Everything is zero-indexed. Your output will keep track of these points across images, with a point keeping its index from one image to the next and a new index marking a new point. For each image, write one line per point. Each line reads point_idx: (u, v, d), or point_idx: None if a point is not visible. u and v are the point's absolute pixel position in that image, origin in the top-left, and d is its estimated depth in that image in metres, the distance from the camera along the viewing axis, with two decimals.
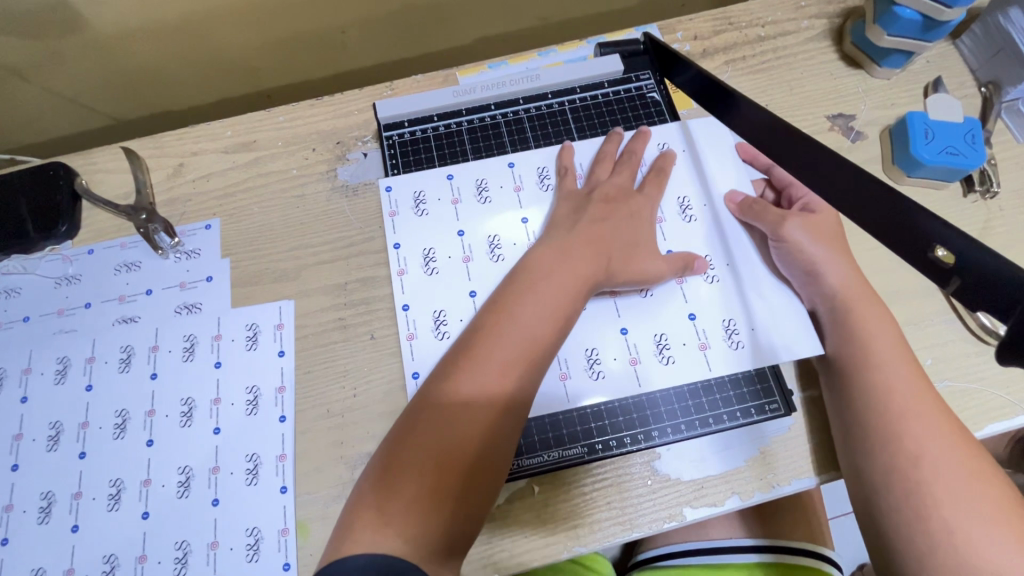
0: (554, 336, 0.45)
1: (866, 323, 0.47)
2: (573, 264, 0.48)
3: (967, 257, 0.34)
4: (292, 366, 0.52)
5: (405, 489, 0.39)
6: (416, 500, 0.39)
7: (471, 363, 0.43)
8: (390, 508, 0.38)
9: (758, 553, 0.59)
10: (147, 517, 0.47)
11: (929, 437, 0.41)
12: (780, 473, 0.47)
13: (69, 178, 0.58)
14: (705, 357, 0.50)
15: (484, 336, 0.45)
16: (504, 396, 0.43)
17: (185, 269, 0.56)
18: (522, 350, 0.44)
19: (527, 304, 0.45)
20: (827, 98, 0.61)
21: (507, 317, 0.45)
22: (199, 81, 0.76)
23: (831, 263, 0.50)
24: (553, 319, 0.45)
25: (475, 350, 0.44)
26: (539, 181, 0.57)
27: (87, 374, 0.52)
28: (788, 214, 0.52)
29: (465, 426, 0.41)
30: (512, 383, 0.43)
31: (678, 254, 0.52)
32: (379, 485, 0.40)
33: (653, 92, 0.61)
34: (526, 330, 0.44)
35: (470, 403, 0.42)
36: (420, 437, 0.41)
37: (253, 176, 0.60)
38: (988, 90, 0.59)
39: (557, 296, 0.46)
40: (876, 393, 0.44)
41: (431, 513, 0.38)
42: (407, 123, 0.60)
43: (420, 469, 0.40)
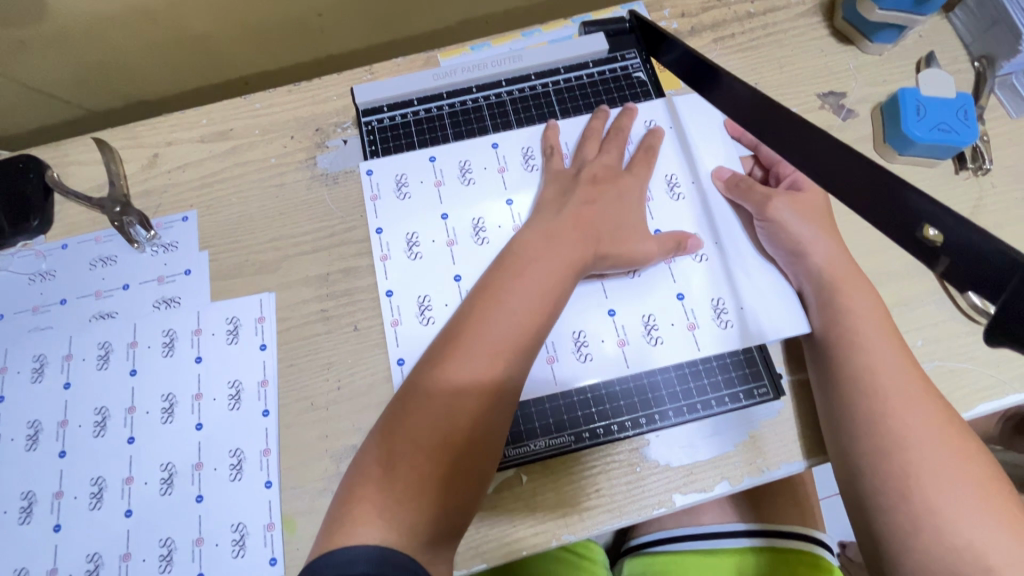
0: (543, 322, 0.44)
1: (858, 303, 0.46)
2: (561, 248, 0.47)
3: (957, 237, 0.33)
4: (274, 359, 0.51)
5: (392, 480, 0.38)
6: (407, 493, 0.38)
7: (459, 351, 0.42)
8: (377, 500, 0.38)
9: (750, 538, 0.59)
10: (130, 514, 0.47)
11: (919, 417, 0.41)
12: (770, 457, 0.47)
13: (40, 171, 0.57)
14: (694, 337, 0.49)
15: (473, 323, 0.43)
16: (494, 385, 0.42)
17: (163, 262, 0.55)
18: (513, 338, 0.43)
19: (517, 291, 0.44)
20: (818, 75, 0.60)
21: (496, 303, 0.44)
22: (174, 68, 0.74)
23: (818, 242, 0.49)
24: (544, 305, 0.44)
25: (464, 339, 0.43)
26: (524, 162, 0.56)
27: (64, 372, 0.51)
28: (776, 193, 0.51)
29: (455, 416, 0.40)
30: (502, 371, 0.42)
31: (670, 234, 0.51)
32: (368, 478, 0.39)
33: (639, 72, 0.59)
34: (516, 317, 0.43)
35: (460, 392, 0.41)
36: (405, 428, 0.40)
37: (231, 165, 0.58)
38: (981, 65, 0.58)
39: (546, 282, 0.45)
40: (868, 373, 0.43)
41: (422, 506, 0.38)
42: (386, 108, 0.59)
43: (410, 461, 0.39)
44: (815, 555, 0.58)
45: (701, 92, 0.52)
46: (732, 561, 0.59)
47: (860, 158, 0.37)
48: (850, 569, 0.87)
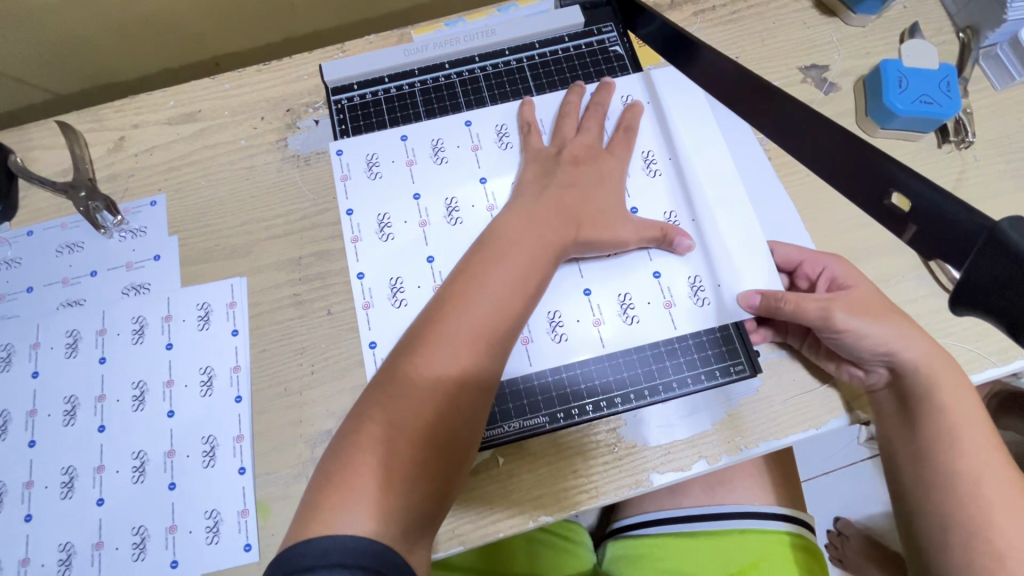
0: (526, 306, 0.44)
1: (946, 384, 0.43)
2: (537, 229, 0.46)
3: (917, 202, 0.34)
4: (246, 344, 0.50)
5: (379, 467, 0.37)
6: (389, 480, 0.37)
7: (441, 334, 0.41)
8: (362, 486, 0.36)
9: (785, 521, 0.59)
10: (102, 503, 0.46)
11: (990, 466, 0.41)
12: (748, 435, 0.46)
13: (1, 156, 0.55)
14: (670, 315, 0.49)
15: (455, 306, 0.42)
16: (477, 370, 0.41)
17: (131, 247, 0.53)
18: (496, 322, 0.42)
19: (501, 274, 0.44)
20: (800, 48, 0.58)
21: (479, 286, 0.43)
22: (143, 46, 0.72)
23: (902, 339, 0.43)
24: (524, 289, 0.44)
25: (446, 322, 0.42)
26: (498, 140, 0.54)
27: (32, 360, 0.50)
28: (829, 299, 0.44)
29: (439, 403, 0.40)
30: (485, 356, 0.42)
31: (657, 222, 0.49)
32: (348, 465, 0.37)
33: (616, 46, 0.58)
34: (499, 300, 0.43)
35: (442, 377, 0.40)
36: (388, 413, 0.39)
37: (199, 148, 0.56)
38: (966, 35, 0.57)
39: (529, 264, 0.45)
40: (948, 436, 0.42)
41: (404, 492, 0.37)
42: (356, 86, 0.57)
43: (393, 448, 0.38)
44: (807, 539, 0.59)
45: (680, 65, 0.52)
46: (728, 542, 0.58)
47: (828, 124, 0.40)
48: (838, 546, 0.89)
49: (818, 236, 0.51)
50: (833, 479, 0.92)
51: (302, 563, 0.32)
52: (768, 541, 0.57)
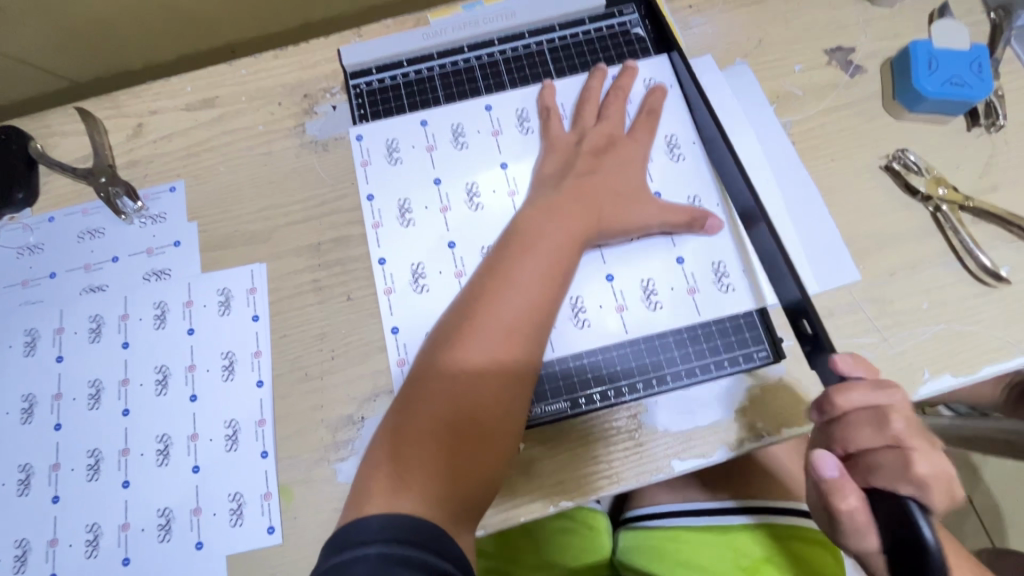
0: (554, 293, 0.44)
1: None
2: (566, 218, 0.46)
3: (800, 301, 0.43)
4: (267, 329, 0.50)
5: (414, 455, 0.38)
6: (425, 467, 0.38)
7: (474, 325, 0.42)
8: (399, 472, 0.38)
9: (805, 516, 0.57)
10: (127, 486, 0.47)
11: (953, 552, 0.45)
12: (772, 423, 0.46)
13: (22, 142, 0.55)
14: (694, 301, 0.48)
15: (484, 297, 0.43)
16: (511, 359, 0.41)
17: (151, 234, 0.54)
18: (523, 309, 0.42)
19: (527, 264, 0.44)
20: (825, 30, 0.57)
21: (509, 278, 0.43)
22: (161, 35, 0.72)
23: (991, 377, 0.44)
24: (554, 279, 0.44)
25: (476, 312, 0.42)
26: (519, 125, 0.54)
27: (56, 345, 0.51)
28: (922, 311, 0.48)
29: (473, 393, 0.40)
30: (518, 345, 0.42)
31: (685, 209, 0.49)
32: (387, 453, 0.39)
33: (637, 28, 0.57)
34: (529, 291, 0.43)
35: (477, 366, 0.41)
36: (421, 404, 0.40)
37: (217, 134, 0.56)
38: (997, 15, 0.55)
39: (554, 252, 0.45)
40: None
41: (439, 478, 0.38)
42: (375, 70, 0.57)
43: (426, 435, 0.39)
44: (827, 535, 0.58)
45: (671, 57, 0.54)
46: (745, 538, 0.56)
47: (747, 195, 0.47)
48: None
49: (843, 222, 0.51)
50: None
51: (358, 537, 0.34)
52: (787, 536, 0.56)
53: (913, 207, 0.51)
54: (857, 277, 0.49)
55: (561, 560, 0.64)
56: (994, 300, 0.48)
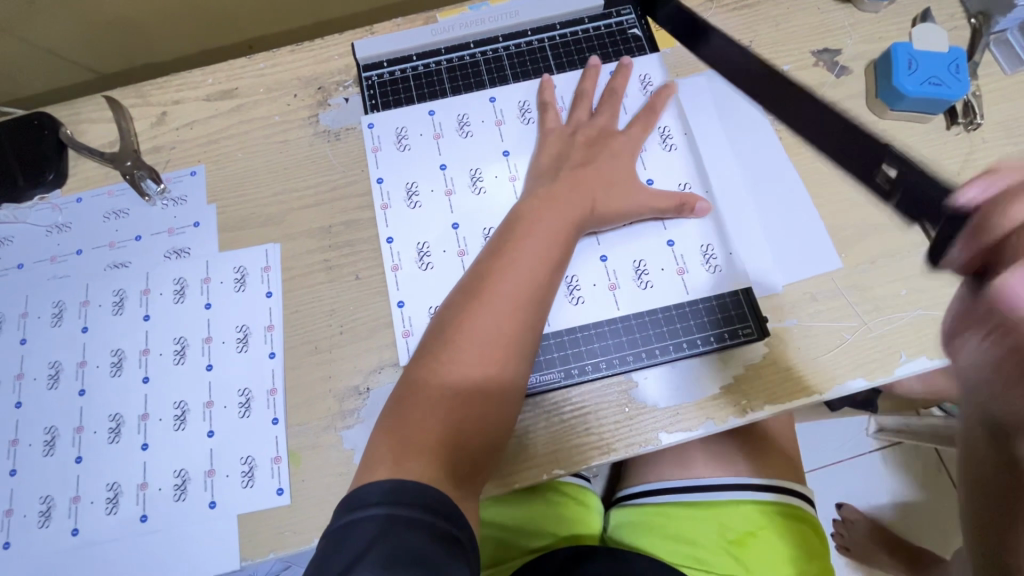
0: (552, 277, 0.47)
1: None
2: (566, 205, 0.49)
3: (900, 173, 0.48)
4: (279, 305, 0.53)
5: (420, 422, 0.41)
6: (431, 434, 0.41)
7: (479, 305, 0.45)
8: (406, 439, 0.41)
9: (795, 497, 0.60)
10: (146, 448, 0.50)
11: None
12: (752, 399, 0.48)
13: (53, 127, 0.59)
14: (683, 281, 0.51)
15: (488, 278, 0.46)
16: (515, 336, 0.44)
17: (172, 215, 0.57)
18: (523, 289, 0.45)
19: (528, 249, 0.47)
20: (813, 33, 0.60)
21: (515, 263, 0.46)
22: (182, 31, 0.76)
23: None
24: (552, 263, 0.47)
25: (480, 292, 0.45)
26: (520, 115, 0.57)
27: (81, 317, 0.54)
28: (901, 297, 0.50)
29: (477, 370, 0.43)
30: (521, 325, 0.45)
31: (677, 195, 0.52)
32: (394, 421, 0.42)
33: (634, 28, 0.60)
34: (528, 273, 0.46)
35: (481, 345, 0.44)
36: (427, 376, 0.43)
37: (236, 123, 0.60)
38: (978, 21, 0.58)
39: (553, 238, 0.48)
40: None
41: (443, 444, 0.41)
42: (386, 64, 0.60)
43: (431, 405, 0.42)
44: (811, 516, 0.61)
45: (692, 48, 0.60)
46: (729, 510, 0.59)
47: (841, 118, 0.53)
48: (844, 534, 0.93)
49: (826, 212, 0.53)
50: (842, 468, 0.96)
51: (364, 498, 0.36)
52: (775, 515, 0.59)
53: None
54: (838, 265, 0.52)
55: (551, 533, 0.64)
56: None
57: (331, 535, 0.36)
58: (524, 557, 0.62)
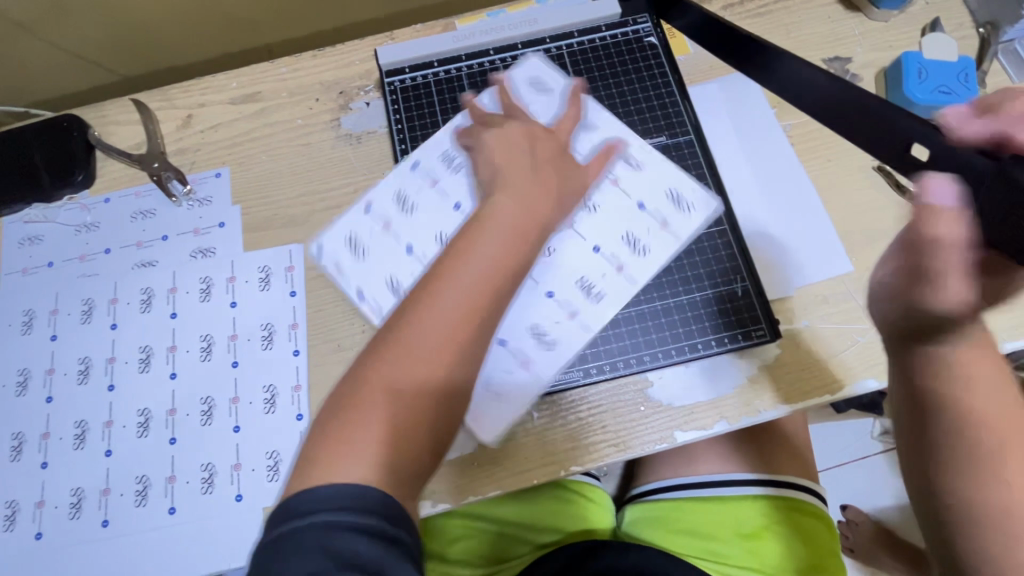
0: (521, 269, 0.43)
1: (988, 378, 0.38)
2: (537, 192, 0.46)
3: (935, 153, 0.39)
4: (303, 304, 0.55)
5: (373, 425, 0.37)
6: (385, 440, 0.37)
7: (439, 298, 0.40)
8: (358, 442, 0.36)
9: (807, 493, 0.62)
10: (173, 442, 0.51)
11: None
12: (765, 399, 0.49)
13: (82, 128, 0.60)
14: (670, 232, 0.53)
15: (454, 267, 0.41)
16: (481, 332, 0.40)
17: (198, 215, 0.58)
18: (491, 281, 0.41)
19: (497, 237, 0.42)
20: (824, 41, 0.61)
21: (482, 250, 0.42)
22: (201, 35, 0.77)
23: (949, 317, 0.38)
24: (522, 254, 0.43)
25: (445, 282, 0.41)
26: (449, 167, 0.56)
27: (110, 314, 0.55)
28: None
29: (437, 371, 0.39)
30: (485, 320, 0.41)
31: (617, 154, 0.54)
32: (346, 420, 0.37)
33: (650, 36, 0.62)
34: (497, 263, 0.42)
35: (441, 343, 0.39)
36: (383, 372, 0.38)
37: (260, 126, 0.61)
38: (985, 30, 0.59)
39: (523, 228, 0.44)
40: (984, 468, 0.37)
41: (397, 448, 0.37)
42: (408, 70, 0.61)
43: (386, 406, 0.38)
44: (825, 514, 0.62)
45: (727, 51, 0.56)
46: (742, 505, 0.60)
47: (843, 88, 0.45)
48: (849, 535, 0.94)
49: (837, 217, 0.55)
50: (847, 471, 0.97)
51: (307, 506, 0.33)
52: (788, 511, 0.60)
53: (904, 205, 0.55)
54: (850, 268, 0.53)
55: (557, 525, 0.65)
56: None
57: (270, 547, 0.32)
58: (530, 554, 0.63)
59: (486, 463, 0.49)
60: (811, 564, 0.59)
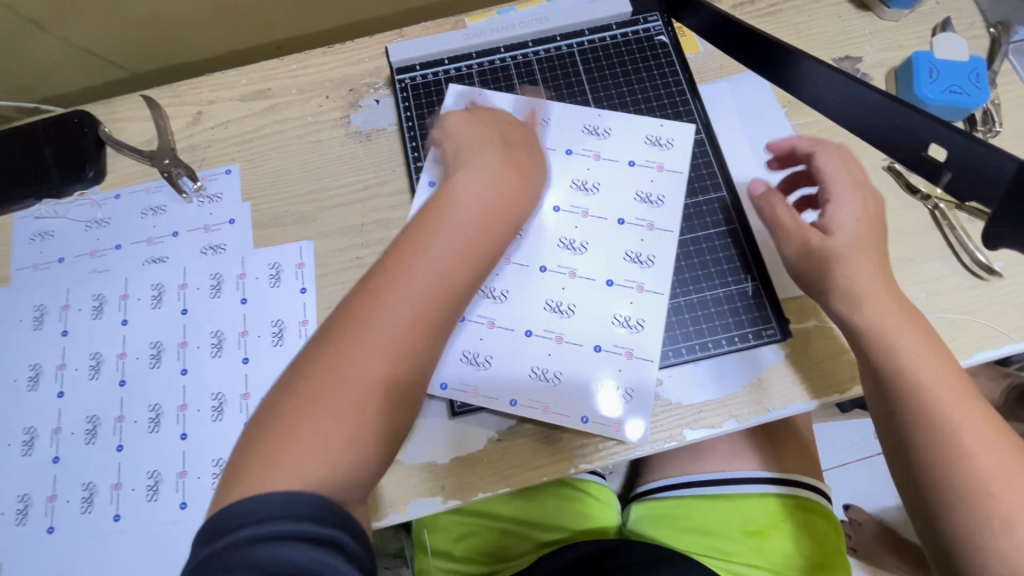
0: (468, 273, 0.44)
1: (918, 350, 0.44)
2: (485, 199, 0.46)
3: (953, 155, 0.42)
4: (314, 301, 0.55)
5: (317, 428, 0.37)
6: (330, 443, 0.37)
7: (383, 301, 0.40)
8: (301, 444, 0.36)
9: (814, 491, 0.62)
10: (185, 438, 0.51)
11: (1011, 472, 0.40)
12: (775, 398, 0.49)
13: (92, 125, 0.61)
14: (663, 196, 0.55)
15: (399, 271, 0.42)
16: (426, 332, 0.41)
17: (208, 212, 0.58)
18: (438, 284, 0.42)
19: (444, 242, 0.43)
20: (835, 40, 0.61)
21: (428, 255, 0.43)
22: (210, 31, 0.78)
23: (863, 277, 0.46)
24: (469, 259, 0.44)
25: (391, 285, 0.41)
26: (452, 168, 0.57)
27: (121, 310, 0.56)
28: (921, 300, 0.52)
29: (380, 371, 0.39)
30: (432, 321, 0.42)
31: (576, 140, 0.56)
32: (289, 423, 0.37)
33: (660, 34, 0.62)
34: (443, 267, 0.43)
35: (385, 344, 0.40)
36: (325, 375, 0.38)
37: (270, 122, 0.61)
38: (997, 30, 0.59)
39: (472, 234, 0.45)
40: (938, 429, 0.42)
41: (343, 449, 0.37)
42: (419, 67, 0.61)
43: (333, 407, 0.37)
44: (830, 511, 0.63)
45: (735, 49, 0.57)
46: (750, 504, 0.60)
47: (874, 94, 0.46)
48: (852, 534, 0.95)
49: None
50: (851, 470, 0.97)
51: (233, 520, 0.32)
52: (794, 509, 0.60)
53: (914, 205, 0.55)
54: None
55: (562, 523, 0.65)
56: (988, 292, 0.52)
57: (199, 569, 0.31)
58: (535, 551, 0.63)
59: (496, 459, 0.49)
60: (818, 563, 0.59)
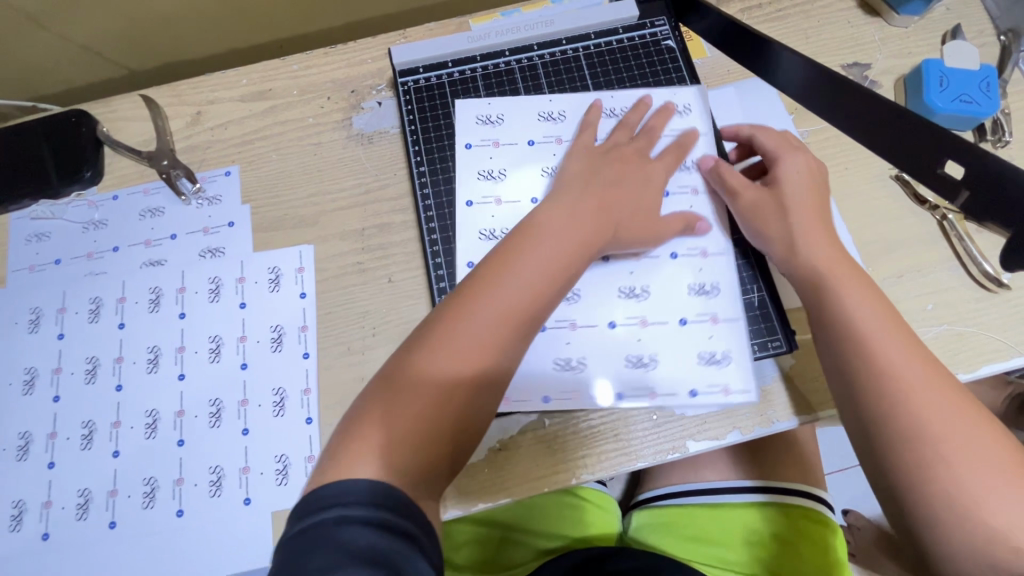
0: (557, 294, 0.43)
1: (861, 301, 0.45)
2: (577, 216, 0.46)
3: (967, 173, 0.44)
4: (313, 306, 0.54)
5: (388, 429, 0.37)
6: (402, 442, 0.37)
7: (471, 314, 0.41)
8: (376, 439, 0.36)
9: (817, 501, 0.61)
10: (181, 444, 0.51)
11: (961, 428, 0.40)
12: (778, 409, 0.49)
13: (91, 125, 0.60)
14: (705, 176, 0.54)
15: (490, 286, 0.42)
16: (506, 347, 0.41)
17: (207, 214, 0.58)
18: (526, 302, 0.42)
19: (532, 258, 0.43)
20: (843, 46, 0.60)
21: (520, 271, 0.42)
22: (213, 29, 0.77)
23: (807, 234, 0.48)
24: (558, 279, 0.43)
25: (478, 301, 0.41)
26: (496, 175, 0.56)
27: (118, 313, 0.55)
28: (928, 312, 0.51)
29: (456, 379, 0.39)
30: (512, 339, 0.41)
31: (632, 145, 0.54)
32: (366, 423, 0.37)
33: (668, 39, 0.61)
34: (532, 284, 0.42)
35: (466, 356, 0.39)
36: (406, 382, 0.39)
37: (270, 124, 0.61)
38: (1008, 38, 0.58)
39: (562, 251, 0.44)
40: (889, 383, 0.41)
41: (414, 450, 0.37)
42: (422, 69, 0.60)
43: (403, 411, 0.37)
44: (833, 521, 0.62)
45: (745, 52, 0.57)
46: (752, 513, 0.60)
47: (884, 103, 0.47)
48: (851, 540, 0.94)
49: (854, 226, 0.54)
50: (850, 476, 0.97)
51: (327, 499, 0.32)
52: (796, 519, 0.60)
53: (921, 215, 0.54)
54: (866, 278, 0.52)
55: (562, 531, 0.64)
56: (995, 304, 0.51)
57: (293, 544, 0.31)
58: (537, 560, 0.63)
59: (497, 469, 0.49)
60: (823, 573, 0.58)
